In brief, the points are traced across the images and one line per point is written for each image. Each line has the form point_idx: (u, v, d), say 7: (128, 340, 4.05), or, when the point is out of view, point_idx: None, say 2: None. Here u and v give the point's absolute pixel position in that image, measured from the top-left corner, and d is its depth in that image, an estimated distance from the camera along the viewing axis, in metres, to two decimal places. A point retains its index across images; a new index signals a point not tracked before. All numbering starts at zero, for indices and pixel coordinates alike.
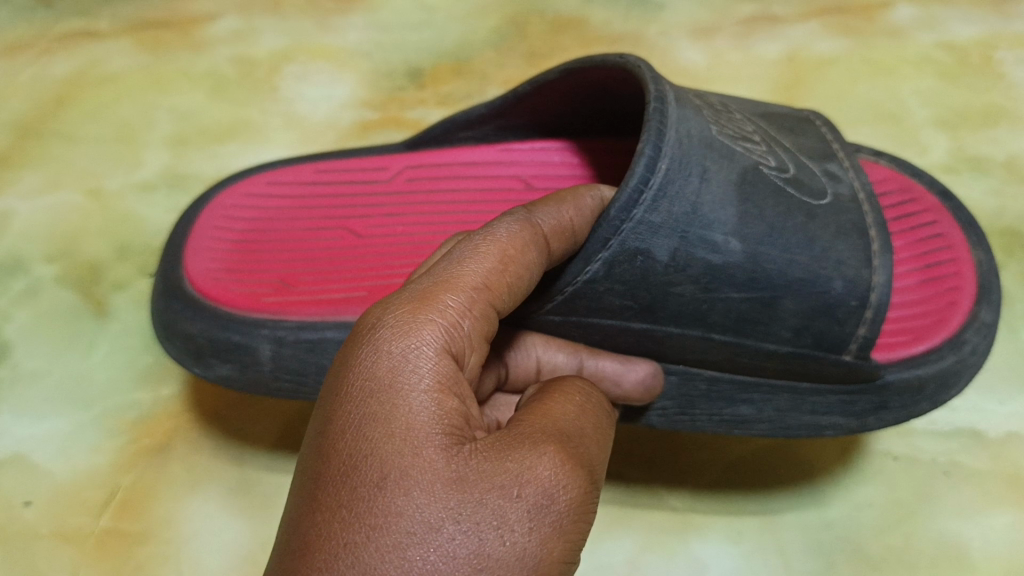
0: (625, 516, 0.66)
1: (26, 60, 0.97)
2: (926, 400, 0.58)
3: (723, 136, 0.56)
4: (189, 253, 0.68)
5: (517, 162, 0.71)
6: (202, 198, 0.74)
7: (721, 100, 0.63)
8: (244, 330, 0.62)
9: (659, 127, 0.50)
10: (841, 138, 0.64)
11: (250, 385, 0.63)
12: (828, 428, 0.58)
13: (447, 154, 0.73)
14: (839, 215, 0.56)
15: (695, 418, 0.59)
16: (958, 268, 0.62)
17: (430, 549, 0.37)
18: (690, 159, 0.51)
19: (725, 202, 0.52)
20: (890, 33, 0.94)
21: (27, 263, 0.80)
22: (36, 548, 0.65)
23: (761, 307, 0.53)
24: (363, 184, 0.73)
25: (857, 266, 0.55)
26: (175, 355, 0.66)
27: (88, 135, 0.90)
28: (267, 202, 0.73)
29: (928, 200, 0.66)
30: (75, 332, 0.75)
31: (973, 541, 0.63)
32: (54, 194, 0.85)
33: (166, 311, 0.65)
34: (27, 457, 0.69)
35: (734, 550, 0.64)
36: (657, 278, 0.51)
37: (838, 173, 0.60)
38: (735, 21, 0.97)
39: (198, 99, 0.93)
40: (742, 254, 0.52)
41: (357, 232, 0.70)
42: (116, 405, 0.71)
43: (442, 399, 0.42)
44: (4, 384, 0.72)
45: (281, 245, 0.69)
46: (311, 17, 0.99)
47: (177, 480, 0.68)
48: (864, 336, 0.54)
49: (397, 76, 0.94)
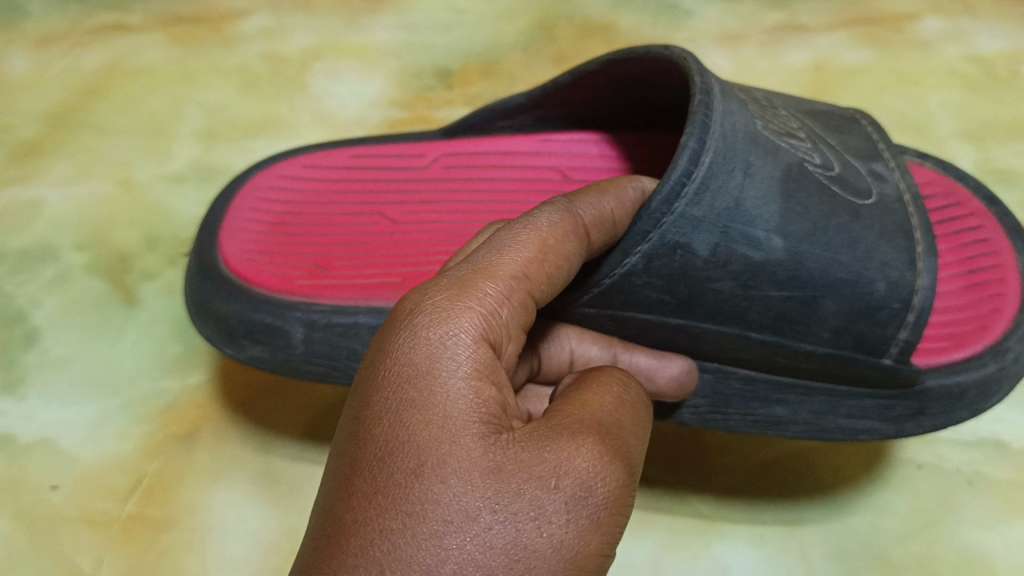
0: (649, 518, 0.66)
1: (59, 51, 0.99)
2: (965, 406, 0.58)
3: (767, 132, 0.56)
4: (224, 234, 0.69)
5: (554, 155, 0.72)
6: (238, 179, 0.74)
7: (765, 96, 0.63)
8: (276, 311, 0.62)
9: (703, 120, 0.50)
10: (887, 139, 0.64)
11: (279, 370, 0.64)
12: (864, 432, 0.58)
13: (484, 144, 0.74)
14: (884, 216, 0.57)
15: (728, 417, 0.59)
16: (1002, 275, 0.62)
17: (466, 538, 0.38)
18: (734, 153, 0.52)
19: (768, 198, 0.53)
20: (917, 45, 0.95)
21: (57, 251, 0.81)
22: (62, 531, 0.65)
23: (801, 306, 0.53)
24: (398, 172, 0.74)
25: (901, 268, 0.55)
26: (208, 336, 0.66)
27: (119, 126, 0.91)
28: (302, 186, 0.74)
29: (974, 204, 0.67)
30: (104, 319, 0.76)
31: (996, 550, 0.63)
32: (85, 183, 0.86)
33: (200, 291, 0.66)
34: (54, 442, 0.70)
35: (756, 554, 0.64)
36: (696, 273, 0.52)
37: (884, 173, 0.60)
38: (764, 29, 0.97)
39: (228, 94, 0.94)
40: (783, 251, 0.52)
41: (391, 220, 0.71)
42: (143, 392, 0.72)
43: (480, 387, 0.42)
44: (33, 369, 0.73)
45: (315, 229, 0.70)
46: (341, 16, 1.00)
47: (202, 468, 0.68)
48: (905, 340, 0.55)
49: (425, 76, 0.95)
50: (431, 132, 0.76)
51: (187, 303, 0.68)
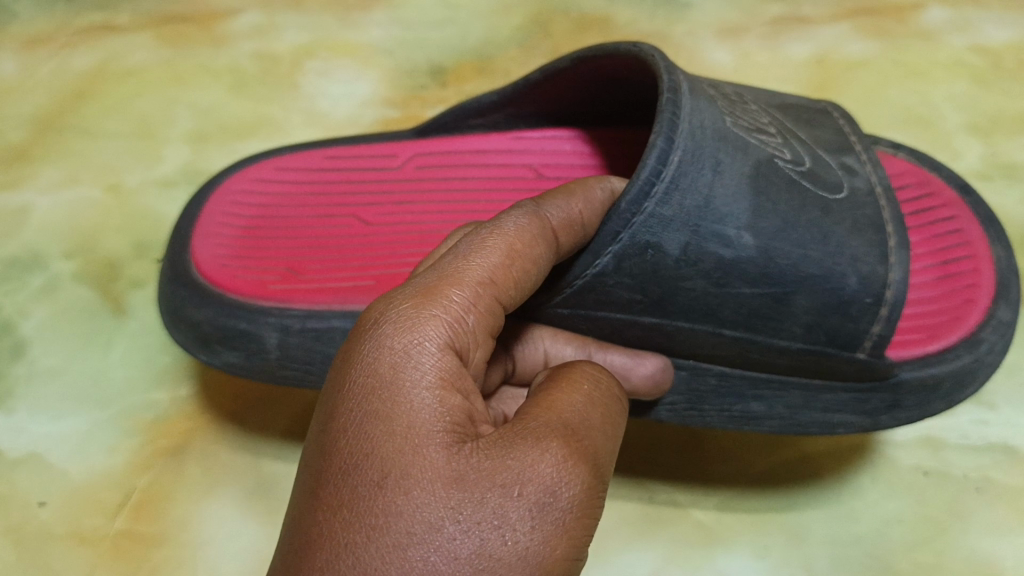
0: (649, 529, 0.65)
1: (46, 53, 0.97)
2: (940, 398, 0.56)
3: (737, 128, 0.54)
4: (197, 238, 0.67)
5: (529, 152, 0.70)
6: (212, 181, 0.73)
7: (736, 91, 0.62)
8: (250, 317, 0.61)
9: (671, 118, 0.49)
10: (859, 131, 0.62)
11: (256, 375, 0.62)
12: (840, 426, 0.56)
13: (457, 142, 0.72)
14: (855, 210, 0.54)
15: (704, 414, 0.58)
16: (976, 265, 0.60)
17: (430, 549, 0.36)
18: (703, 151, 0.50)
19: (738, 195, 0.51)
20: (922, 36, 0.92)
21: (45, 259, 0.79)
22: (50, 549, 0.64)
23: (774, 303, 0.52)
24: (372, 171, 0.72)
25: (872, 263, 0.53)
26: (182, 342, 0.65)
27: (108, 130, 0.90)
28: (277, 187, 0.72)
29: (947, 194, 0.65)
30: (92, 330, 0.74)
31: (1006, 559, 0.61)
32: (73, 189, 0.85)
33: (173, 297, 0.64)
34: (42, 456, 0.68)
35: (760, 565, 0.63)
36: (668, 272, 0.50)
37: (855, 166, 0.58)
38: (765, 22, 0.95)
39: (218, 95, 0.92)
40: (754, 248, 0.51)
41: (366, 221, 0.69)
42: (132, 405, 0.70)
43: (445, 396, 0.41)
44: (20, 382, 0.72)
45: (289, 232, 0.68)
46: (332, 12, 0.98)
47: (193, 482, 0.67)
48: (878, 334, 0.52)
49: (419, 74, 0.93)
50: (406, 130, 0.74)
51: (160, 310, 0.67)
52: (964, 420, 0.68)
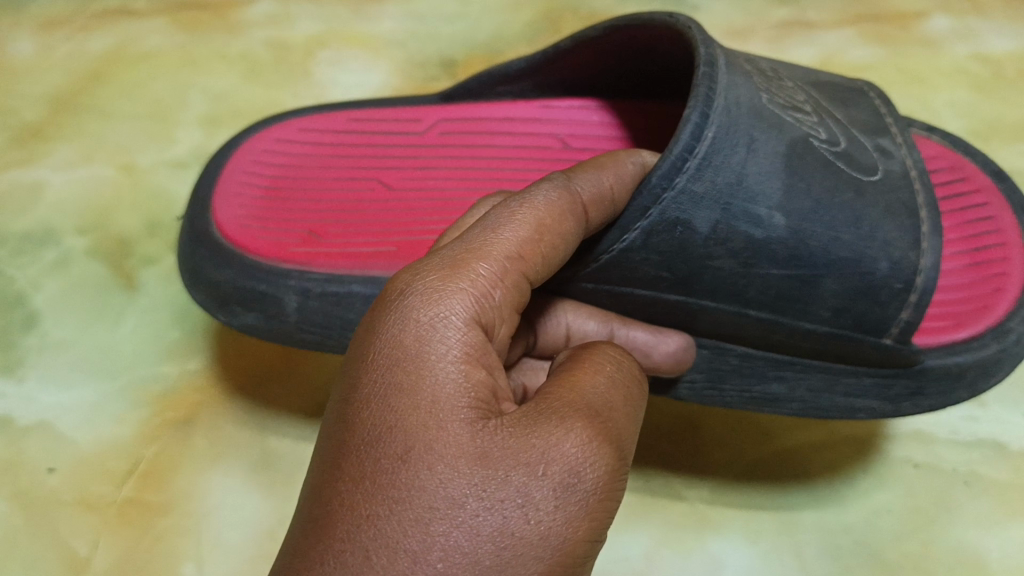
0: (644, 512, 0.66)
1: (63, 34, 0.98)
2: (965, 387, 0.58)
3: (773, 105, 0.55)
4: (219, 198, 0.69)
5: (554, 121, 0.72)
6: (236, 140, 0.74)
7: (771, 67, 0.63)
8: (269, 279, 0.62)
9: (707, 93, 0.50)
10: (895, 112, 0.63)
11: (275, 338, 0.64)
12: (862, 411, 0.59)
13: (482, 110, 0.74)
14: (889, 194, 0.56)
15: (724, 393, 0.60)
16: (1007, 253, 0.61)
17: (452, 525, 0.38)
18: (737, 128, 0.51)
19: (770, 174, 0.52)
20: (925, 43, 0.94)
21: (58, 234, 0.81)
22: (58, 514, 0.65)
23: (802, 285, 0.53)
24: (396, 138, 0.74)
25: (905, 247, 0.54)
26: (201, 303, 0.67)
27: (123, 111, 0.91)
28: (301, 150, 0.74)
29: (980, 179, 0.66)
30: (103, 304, 0.76)
31: (991, 552, 0.62)
32: (87, 167, 0.86)
33: (193, 257, 0.66)
34: (51, 425, 0.70)
35: (752, 550, 0.64)
36: (696, 250, 0.52)
37: (890, 149, 0.60)
38: (771, 25, 0.97)
39: (232, 80, 0.94)
40: (785, 229, 0.52)
41: (388, 186, 0.71)
42: (141, 377, 0.72)
43: (469, 371, 0.42)
44: (32, 352, 0.73)
45: (311, 194, 0.70)
46: (346, 4, 1.00)
47: (198, 454, 0.68)
48: (906, 320, 0.54)
49: (430, 66, 0.95)
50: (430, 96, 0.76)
51: (181, 267, 0.68)
52: (954, 416, 0.69)
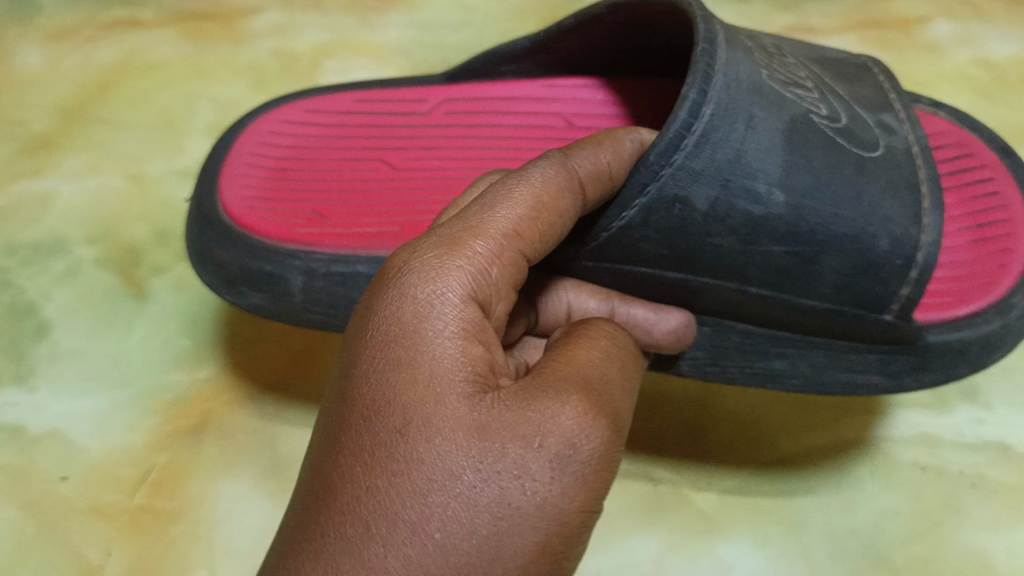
0: (651, 516, 0.66)
1: (71, 45, 0.99)
2: (967, 362, 0.59)
3: (773, 82, 0.56)
4: (225, 179, 0.70)
5: (558, 101, 0.72)
6: (242, 122, 0.75)
7: (773, 43, 0.63)
8: (274, 260, 0.64)
9: (705, 70, 0.51)
10: (898, 88, 0.64)
11: (283, 318, 0.66)
12: (863, 387, 0.59)
13: (486, 90, 0.74)
14: (890, 170, 0.57)
15: (727, 369, 0.61)
16: (1011, 229, 0.61)
17: (449, 495, 0.39)
18: (735, 106, 0.52)
19: (770, 151, 0.53)
20: (927, 49, 0.95)
21: (67, 244, 0.81)
22: (70, 522, 0.66)
23: (802, 262, 0.54)
24: (400, 117, 0.74)
25: (905, 224, 0.55)
26: (210, 284, 0.68)
27: (131, 121, 0.92)
28: (307, 130, 0.74)
29: (986, 155, 0.66)
30: (113, 313, 0.76)
31: (998, 554, 0.63)
32: (96, 177, 0.87)
33: (202, 238, 0.67)
34: (63, 433, 0.70)
35: (759, 553, 0.64)
36: (696, 227, 0.52)
37: (892, 125, 0.60)
38: (774, 31, 0.98)
39: (240, 90, 0.94)
40: (784, 206, 0.53)
41: (393, 166, 0.71)
42: (152, 385, 0.72)
43: (467, 346, 0.43)
44: (43, 361, 0.74)
45: (316, 175, 0.71)
46: (352, 14, 1.00)
47: (209, 461, 0.69)
48: (907, 296, 0.55)
49: (435, 75, 0.96)
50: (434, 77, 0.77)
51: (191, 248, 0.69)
52: (960, 419, 0.69)
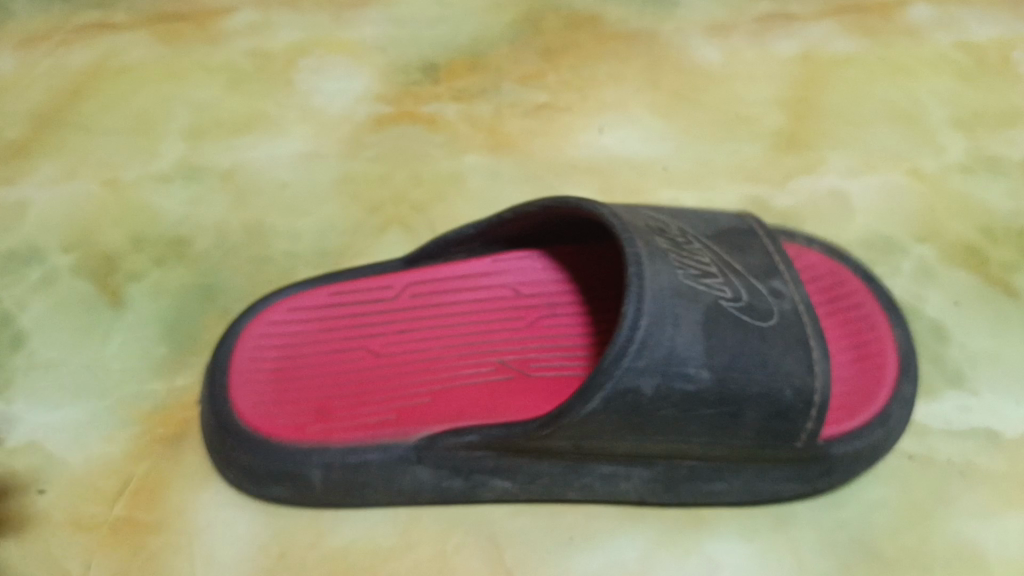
0: (637, 513, 0.64)
1: (43, 50, 0.98)
2: (862, 463, 0.63)
3: (689, 276, 0.58)
4: (233, 390, 0.65)
5: (505, 275, 0.71)
6: (230, 329, 0.69)
7: (675, 228, 0.64)
8: (292, 459, 0.61)
9: (637, 290, 0.55)
10: (783, 253, 0.66)
11: (310, 502, 0.63)
12: (785, 492, 0.62)
13: (444, 271, 0.72)
14: (785, 332, 0.59)
15: (676, 495, 0.62)
16: (882, 345, 0.66)
17: None
18: (663, 310, 0.55)
19: (693, 339, 0.56)
20: (905, 32, 0.98)
21: (43, 253, 0.80)
22: (50, 537, 0.63)
23: (728, 417, 0.57)
24: (367, 305, 0.71)
25: (802, 374, 0.58)
26: (235, 483, 0.65)
27: (104, 125, 0.91)
28: (288, 330, 0.69)
29: (853, 281, 0.70)
30: (91, 321, 0.76)
31: (987, 543, 0.62)
32: (70, 183, 0.86)
33: (222, 452, 0.64)
34: (41, 445, 0.68)
35: (748, 548, 0.62)
36: (645, 409, 0.55)
37: (782, 288, 0.62)
38: (752, 19, 1.01)
39: (214, 91, 0.94)
40: (711, 379, 0.55)
41: (375, 351, 0.68)
42: (129, 395, 0.71)
43: None
44: (18, 373, 0.72)
45: (309, 370, 0.66)
46: (326, 11, 1.02)
47: (189, 471, 0.67)
48: (812, 429, 0.58)
49: (412, 71, 0.96)
50: (395, 258, 0.74)
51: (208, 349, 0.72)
52: (948, 406, 0.69)
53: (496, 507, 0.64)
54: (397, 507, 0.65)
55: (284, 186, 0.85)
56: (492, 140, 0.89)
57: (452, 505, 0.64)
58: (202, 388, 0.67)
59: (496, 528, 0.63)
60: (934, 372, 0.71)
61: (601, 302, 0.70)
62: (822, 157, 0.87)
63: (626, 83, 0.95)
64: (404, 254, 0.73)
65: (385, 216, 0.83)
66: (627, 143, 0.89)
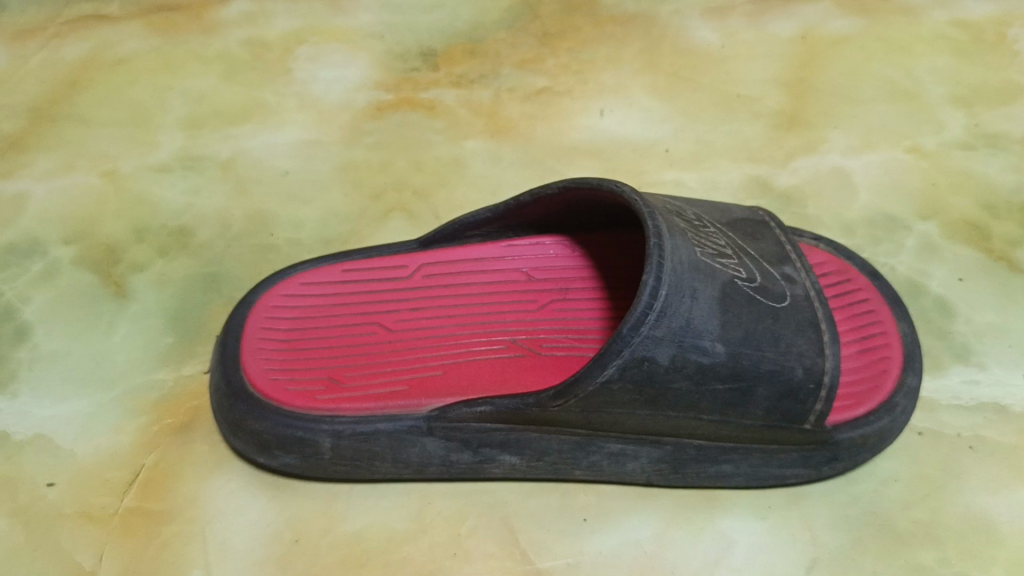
0: (649, 494, 0.64)
1: (37, 43, 0.98)
2: (868, 449, 0.62)
3: (705, 255, 0.59)
4: (244, 357, 0.65)
5: (518, 258, 0.72)
6: (245, 300, 0.69)
7: (690, 212, 0.65)
8: (304, 425, 0.60)
9: (658, 260, 0.55)
10: (794, 241, 0.67)
11: (315, 470, 0.63)
12: (792, 477, 0.62)
13: (457, 252, 0.72)
14: (796, 314, 0.60)
15: (684, 475, 0.61)
16: (887, 339, 0.66)
17: None
18: (683, 281, 0.55)
19: (710, 314, 0.56)
20: (903, 11, 0.98)
21: (43, 245, 0.80)
22: (60, 529, 0.62)
23: (739, 395, 0.57)
24: (382, 283, 0.71)
25: (813, 355, 0.58)
26: (241, 449, 0.64)
27: (101, 117, 0.90)
28: (303, 303, 0.70)
29: (860, 279, 0.70)
30: (95, 313, 0.75)
31: (1001, 514, 0.61)
32: (69, 176, 0.85)
33: (231, 412, 0.63)
34: (49, 438, 0.68)
35: (762, 525, 0.62)
36: (660, 380, 0.55)
37: (793, 275, 0.63)
38: (748, 1, 1.01)
39: (211, 81, 0.93)
40: (725, 354, 0.56)
41: (389, 327, 0.68)
42: (136, 386, 0.71)
43: None
44: (22, 366, 0.72)
45: (322, 343, 0.66)
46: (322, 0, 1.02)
47: (198, 461, 0.66)
48: (820, 411, 0.58)
49: (410, 58, 0.95)
50: (408, 240, 0.74)
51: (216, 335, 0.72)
52: (955, 381, 0.69)
53: (505, 490, 0.64)
54: (406, 492, 0.64)
55: (284, 174, 0.85)
56: (492, 125, 0.89)
57: (461, 478, 0.64)
58: (213, 356, 0.67)
59: (508, 509, 0.63)
60: (940, 347, 0.71)
61: (619, 288, 0.70)
62: (823, 136, 0.87)
63: (625, 66, 0.95)
64: (418, 235, 0.74)
65: (387, 203, 0.82)
66: (627, 125, 0.89)
